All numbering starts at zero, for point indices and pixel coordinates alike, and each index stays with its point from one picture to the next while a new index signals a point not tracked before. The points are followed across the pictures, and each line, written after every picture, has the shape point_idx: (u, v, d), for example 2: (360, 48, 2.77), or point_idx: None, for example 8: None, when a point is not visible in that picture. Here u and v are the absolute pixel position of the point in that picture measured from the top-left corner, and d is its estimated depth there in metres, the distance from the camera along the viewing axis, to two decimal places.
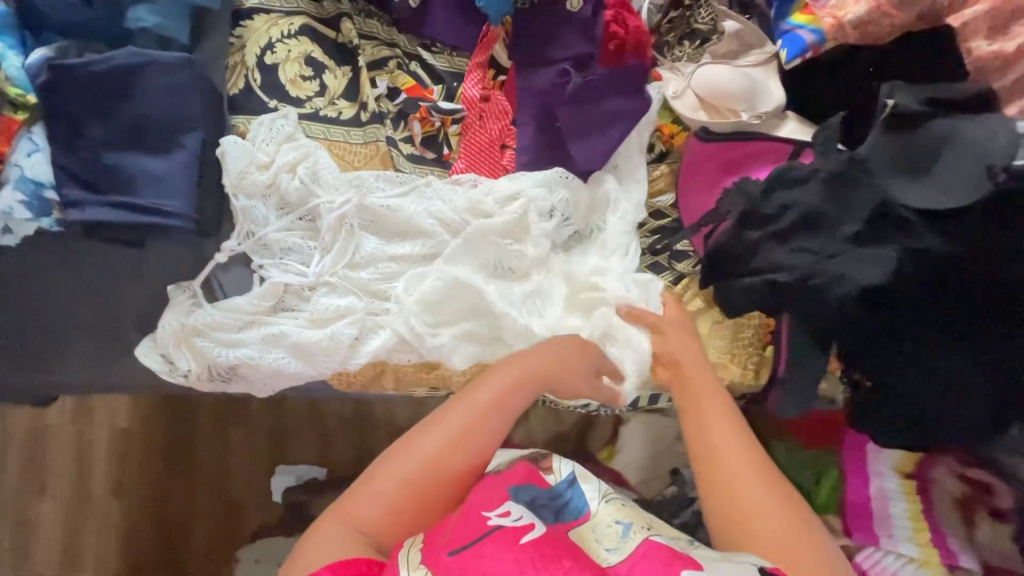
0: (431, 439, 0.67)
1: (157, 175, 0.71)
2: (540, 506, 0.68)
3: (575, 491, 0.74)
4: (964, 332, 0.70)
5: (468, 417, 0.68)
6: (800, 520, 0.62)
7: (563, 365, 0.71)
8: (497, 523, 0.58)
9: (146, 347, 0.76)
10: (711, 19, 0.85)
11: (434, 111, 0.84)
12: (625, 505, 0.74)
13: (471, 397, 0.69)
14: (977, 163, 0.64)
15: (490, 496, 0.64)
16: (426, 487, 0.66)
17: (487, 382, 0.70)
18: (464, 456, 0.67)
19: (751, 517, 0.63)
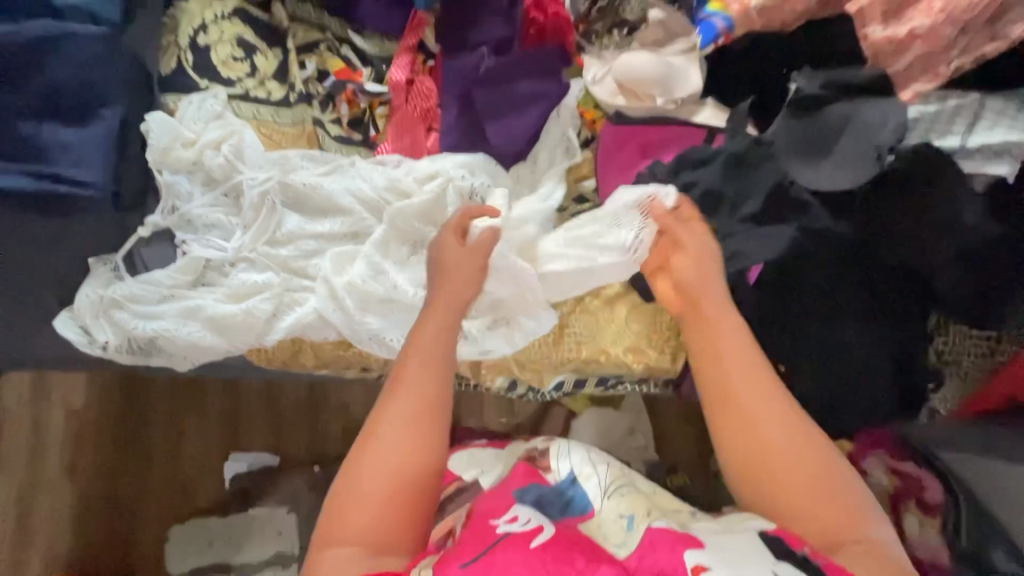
0: (392, 426, 0.62)
1: (69, 145, 0.72)
2: (546, 503, 0.68)
3: (577, 490, 0.72)
4: (869, 314, 0.69)
5: (418, 383, 0.64)
6: (825, 458, 0.58)
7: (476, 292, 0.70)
8: (505, 530, 0.57)
9: (64, 319, 0.77)
10: (640, 9, 0.83)
11: (360, 94, 0.86)
12: (626, 493, 0.71)
13: (419, 370, 0.65)
14: (869, 147, 0.65)
15: (497, 506, 0.63)
16: (407, 482, 0.60)
17: (431, 340, 0.66)
18: (428, 436, 0.62)
19: (783, 465, 0.58)
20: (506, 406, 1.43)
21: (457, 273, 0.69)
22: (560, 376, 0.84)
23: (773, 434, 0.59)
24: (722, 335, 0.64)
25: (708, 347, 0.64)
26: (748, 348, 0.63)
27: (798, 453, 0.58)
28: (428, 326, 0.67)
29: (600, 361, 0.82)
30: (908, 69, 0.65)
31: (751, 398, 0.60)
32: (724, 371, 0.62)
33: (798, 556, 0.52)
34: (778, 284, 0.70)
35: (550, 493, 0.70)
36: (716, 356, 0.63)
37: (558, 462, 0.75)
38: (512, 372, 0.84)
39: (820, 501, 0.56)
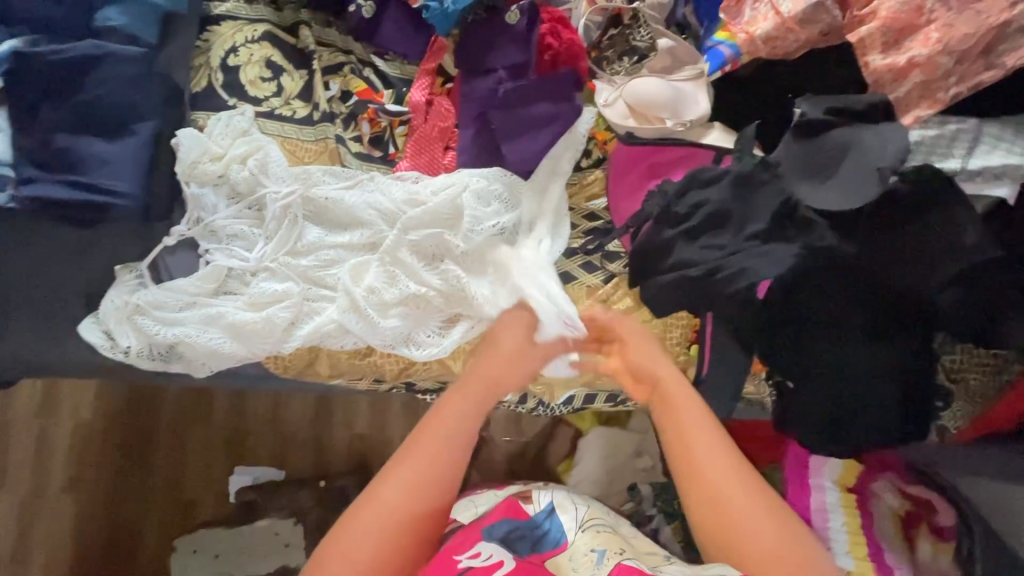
0: (395, 489, 0.64)
1: (106, 157, 0.76)
2: (515, 538, 0.71)
3: (553, 522, 0.76)
4: (872, 336, 0.71)
5: (419, 454, 0.67)
6: (799, 546, 0.62)
7: (513, 369, 0.75)
8: (466, 564, 0.61)
9: (89, 324, 0.79)
10: (649, 37, 0.90)
11: (381, 113, 0.90)
12: (600, 530, 0.74)
13: (444, 443, 0.67)
14: (870, 168, 0.67)
15: (462, 541, 0.66)
16: (403, 542, 0.63)
17: (452, 412, 0.70)
18: (432, 497, 0.65)
19: (746, 529, 0.62)
20: (512, 424, 1.41)
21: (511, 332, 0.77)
22: (570, 391, 0.87)
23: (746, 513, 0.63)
24: (687, 411, 0.69)
25: (679, 430, 0.69)
26: (712, 423, 0.68)
27: (758, 519, 0.62)
28: (448, 404, 0.70)
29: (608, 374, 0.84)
30: (906, 95, 0.68)
31: (720, 468, 0.65)
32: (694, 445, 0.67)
33: None
34: (785, 304, 0.72)
35: (524, 529, 0.73)
36: (681, 431, 0.68)
37: (537, 496, 0.81)
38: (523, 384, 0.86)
39: (782, 566, 0.61)
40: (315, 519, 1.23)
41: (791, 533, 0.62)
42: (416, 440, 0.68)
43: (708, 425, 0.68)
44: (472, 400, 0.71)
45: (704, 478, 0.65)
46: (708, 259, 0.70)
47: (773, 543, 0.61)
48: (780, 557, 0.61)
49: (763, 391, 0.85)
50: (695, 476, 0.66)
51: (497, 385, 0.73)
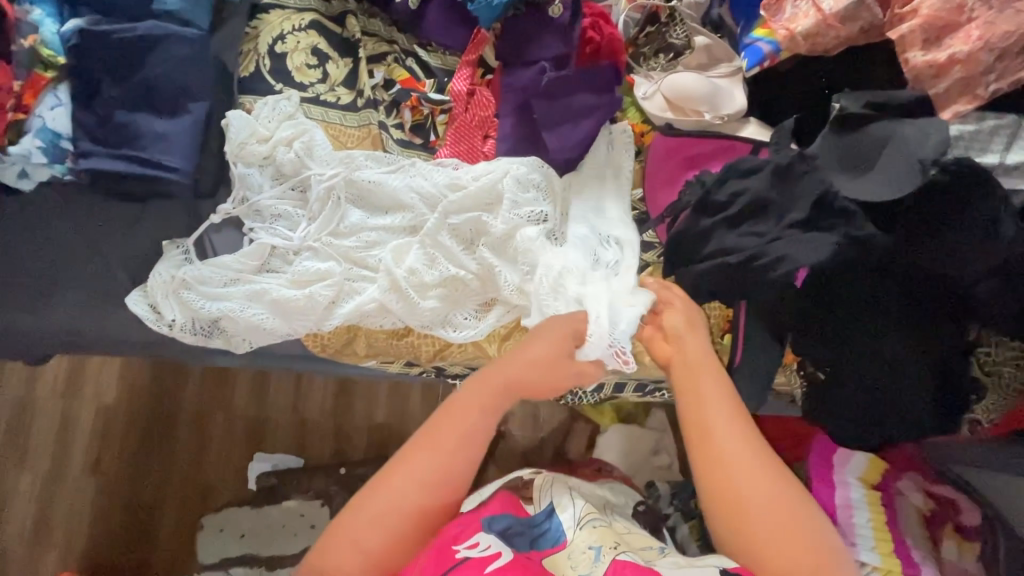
0: (406, 487, 0.69)
1: (161, 134, 0.79)
2: (516, 533, 0.70)
3: (553, 521, 0.74)
4: (904, 326, 0.72)
5: (445, 437, 0.72)
6: (794, 510, 0.65)
7: (548, 378, 0.75)
8: (464, 556, 0.64)
9: (136, 296, 0.81)
10: (684, 36, 0.90)
11: (424, 101, 0.92)
12: (597, 526, 0.73)
13: (453, 443, 0.72)
14: (909, 159, 0.68)
15: (462, 529, 0.68)
16: (420, 513, 0.69)
17: (469, 412, 0.73)
18: (442, 494, 0.71)
19: (762, 514, 0.64)
20: (530, 419, 1.40)
21: (545, 342, 0.73)
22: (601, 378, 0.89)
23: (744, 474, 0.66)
24: (707, 398, 0.71)
25: (693, 392, 0.72)
26: (730, 409, 0.70)
27: (770, 506, 0.64)
28: (474, 396, 0.74)
29: (641, 362, 0.85)
30: (946, 91, 0.70)
31: (738, 454, 0.67)
32: (708, 432, 0.69)
33: None
34: (818, 294, 0.73)
35: (524, 525, 0.72)
36: (703, 414, 0.70)
37: (540, 494, 0.79)
38: None
39: (772, 525, 0.64)
40: (340, 503, 1.22)
41: (807, 514, 0.65)
42: (444, 421, 0.73)
43: (726, 412, 0.70)
44: (487, 401, 0.74)
45: (724, 463, 0.67)
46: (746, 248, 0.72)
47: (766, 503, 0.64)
48: (790, 539, 0.63)
49: (794, 382, 0.86)
50: (712, 461, 0.68)
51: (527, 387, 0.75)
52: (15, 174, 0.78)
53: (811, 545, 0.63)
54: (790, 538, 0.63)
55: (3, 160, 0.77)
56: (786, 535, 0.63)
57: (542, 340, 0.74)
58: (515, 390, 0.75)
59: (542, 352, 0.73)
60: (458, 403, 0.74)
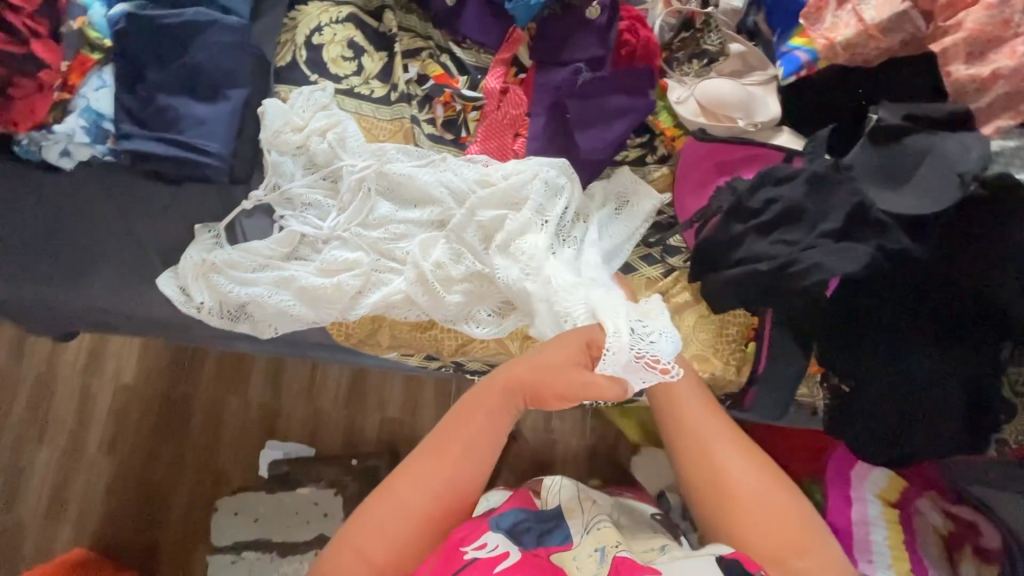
0: (413, 493, 0.70)
1: (201, 119, 0.80)
2: (523, 530, 0.71)
3: (560, 523, 0.74)
4: (935, 340, 0.71)
5: (447, 437, 0.73)
6: (779, 500, 0.68)
7: (564, 382, 0.71)
8: (472, 556, 0.64)
9: (167, 278, 0.82)
10: (719, 42, 0.90)
11: (457, 97, 0.92)
12: (603, 526, 0.72)
13: (461, 449, 0.73)
14: (950, 173, 0.68)
15: (469, 530, 0.69)
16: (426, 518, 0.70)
17: (476, 413, 0.74)
18: (447, 499, 0.71)
19: (753, 506, 0.68)
20: (542, 421, 1.39)
21: (559, 347, 0.72)
22: None
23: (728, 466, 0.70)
24: (687, 394, 0.75)
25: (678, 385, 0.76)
26: (708, 406, 0.75)
27: (758, 497, 0.68)
28: (480, 399, 0.75)
29: None
30: (989, 106, 0.70)
31: (722, 449, 0.72)
32: (690, 429, 0.73)
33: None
34: (848, 308, 0.73)
35: (532, 519, 0.73)
36: (686, 412, 0.74)
37: (548, 495, 0.80)
38: None
39: (760, 515, 0.67)
40: (352, 493, 1.22)
41: (796, 506, 0.69)
42: (449, 422, 0.74)
43: (707, 408, 0.74)
44: (494, 402, 0.74)
45: (711, 457, 0.71)
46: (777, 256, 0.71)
47: (751, 492, 0.69)
48: (780, 529, 0.67)
49: (817, 394, 0.85)
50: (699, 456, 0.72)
51: (538, 392, 0.73)
52: (58, 153, 0.81)
53: (802, 532, 0.67)
54: (781, 529, 0.67)
55: (48, 138, 0.79)
56: (772, 522, 0.67)
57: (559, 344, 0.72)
58: (526, 389, 0.74)
59: (555, 357, 0.71)
60: (464, 405, 0.75)
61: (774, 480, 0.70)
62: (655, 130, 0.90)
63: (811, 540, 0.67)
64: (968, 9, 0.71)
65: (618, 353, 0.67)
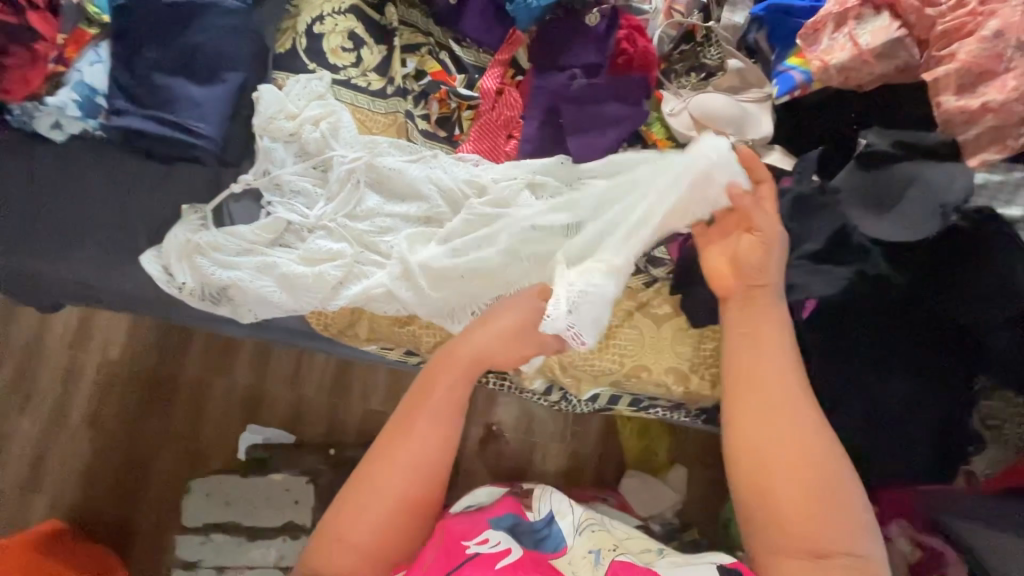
0: (392, 480, 0.72)
1: (194, 101, 0.80)
2: (521, 532, 0.75)
3: (553, 528, 0.76)
4: (908, 369, 0.71)
5: (417, 412, 0.76)
6: (821, 464, 0.64)
7: (512, 353, 0.78)
8: (474, 551, 0.70)
9: (150, 256, 0.82)
10: (719, 57, 0.91)
11: (452, 95, 0.92)
12: (596, 530, 0.77)
13: (425, 427, 0.75)
14: (932, 204, 0.67)
15: (471, 525, 0.74)
16: (408, 506, 0.72)
17: (436, 387, 0.76)
18: (426, 485, 0.73)
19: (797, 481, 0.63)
20: (524, 422, 1.39)
21: (513, 313, 0.77)
22: (597, 389, 0.87)
23: (773, 423, 0.66)
24: (755, 349, 0.69)
25: (745, 328, 0.70)
26: (793, 384, 0.67)
27: (805, 471, 0.63)
28: (442, 375, 0.77)
29: (640, 379, 0.84)
30: (976, 138, 0.70)
31: (791, 426, 0.65)
32: (762, 397, 0.67)
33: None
34: (826, 325, 0.72)
35: (525, 529, 0.75)
36: (745, 362, 0.69)
37: (537, 504, 0.79)
38: (553, 374, 0.86)
39: (795, 474, 0.63)
40: (324, 483, 1.21)
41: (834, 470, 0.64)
42: (422, 399, 0.76)
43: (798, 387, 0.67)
44: (457, 376, 0.77)
45: (772, 428, 0.65)
46: (770, 265, 0.71)
47: (784, 447, 0.64)
48: (818, 512, 0.62)
49: None
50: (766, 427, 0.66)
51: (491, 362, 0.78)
52: (50, 125, 0.81)
53: (827, 501, 0.62)
54: (818, 513, 0.62)
55: (41, 109, 0.79)
56: (804, 483, 0.63)
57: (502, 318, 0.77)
58: (482, 366, 0.78)
59: (513, 321, 0.77)
60: (432, 381, 0.77)
61: (835, 469, 0.64)
62: (647, 140, 0.89)
63: (838, 511, 0.62)
64: (963, 40, 0.70)
65: (560, 316, 0.72)
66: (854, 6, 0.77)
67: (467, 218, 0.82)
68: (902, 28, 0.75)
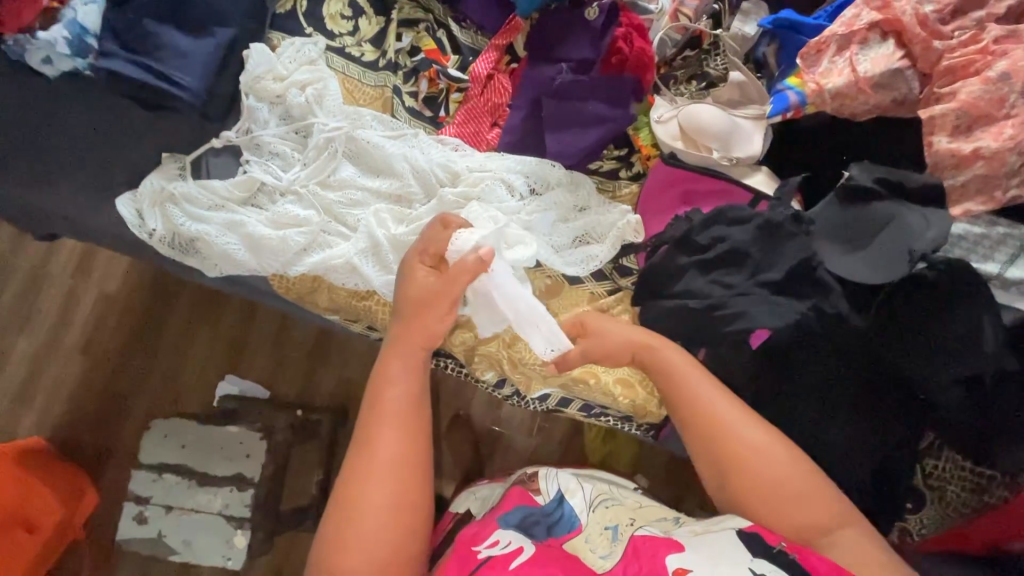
0: (379, 492, 0.64)
1: (181, 51, 0.81)
2: (532, 523, 0.70)
3: (565, 508, 0.72)
4: (858, 417, 0.68)
5: (379, 412, 0.69)
6: (800, 471, 0.62)
7: (438, 315, 0.72)
8: (486, 555, 0.64)
9: (125, 199, 0.84)
10: (723, 68, 0.88)
11: (442, 75, 0.91)
12: (611, 505, 0.73)
13: (390, 426, 0.67)
14: (901, 248, 0.66)
15: (479, 529, 0.69)
16: (408, 509, 0.65)
17: (395, 377, 0.71)
18: (420, 479, 0.67)
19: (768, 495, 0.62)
20: (494, 410, 1.39)
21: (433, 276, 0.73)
22: (547, 389, 0.85)
23: (738, 452, 0.63)
24: (687, 374, 0.68)
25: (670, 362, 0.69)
26: (719, 392, 0.67)
27: (791, 485, 0.61)
28: (397, 361, 0.72)
29: (591, 386, 0.82)
30: (964, 185, 0.67)
31: (736, 434, 0.64)
32: (706, 420, 0.65)
33: (774, 548, 0.57)
34: (777, 360, 0.69)
35: (538, 514, 0.71)
36: (687, 392, 0.67)
37: (545, 484, 0.75)
38: (502, 370, 0.85)
39: (784, 494, 0.61)
40: (279, 441, 1.23)
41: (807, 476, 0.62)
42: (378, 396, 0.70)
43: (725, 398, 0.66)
44: (409, 354, 0.72)
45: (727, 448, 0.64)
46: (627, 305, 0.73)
47: (763, 471, 0.62)
48: (802, 509, 0.60)
49: None
50: (716, 447, 0.64)
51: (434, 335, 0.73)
52: (40, 59, 0.82)
53: (821, 504, 0.61)
54: (801, 520, 0.60)
55: (32, 43, 0.81)
56: (793, 497, 0.61)
57: (433, 274, 0.73)
58: (420, 343, 0.73)
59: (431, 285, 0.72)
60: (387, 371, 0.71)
61: (798, 466, 0.63)
62: (633, 145, 0.87)
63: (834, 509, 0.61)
64: (967, 80, 0.68)
65: (470, 235, 0.74)
66: (860, 29, 0.73)
67: (435, 202, 0.81)
68: (904, 59, 0.72)
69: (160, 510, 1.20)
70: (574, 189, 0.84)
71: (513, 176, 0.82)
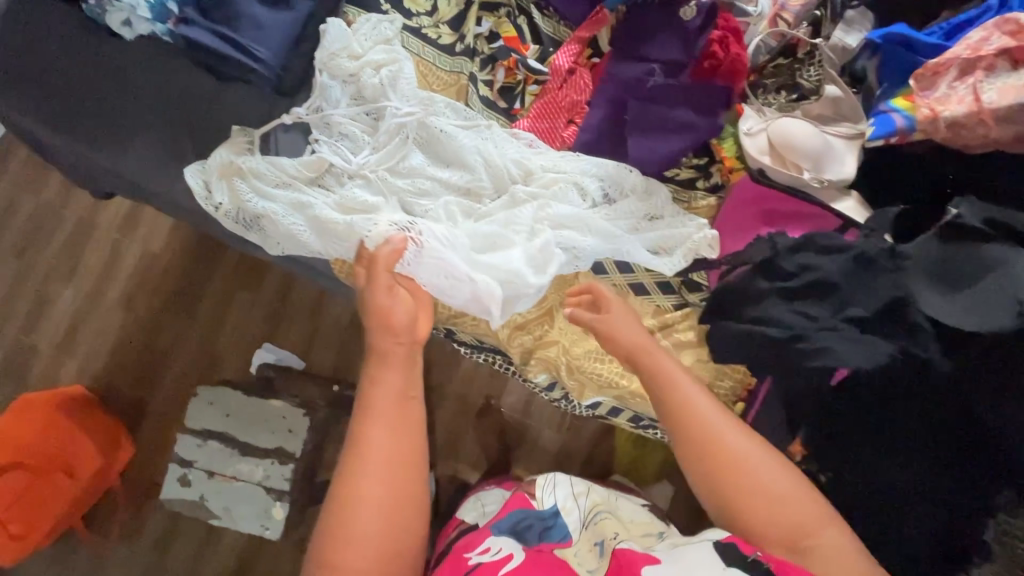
0: (372, 481, 0.66)
1: (259, 23, 0.81)
2: (524, 528, 0.71)
3: (558, 519, 0.73)
4: (930, 461, 0.67)
5: (368, 403, 0.70)
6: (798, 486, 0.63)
7: (404, 312, 0.73)
8: (476, 562, 0.65)
9: (193, 169, 0.82)
10: (817, 80, 0.81)
11: (521, 66, 0.88)
12: (602, 520, 0.74)
13: (382, 422, 0.69)
14: (1010, 300, 0.61)
15: (474, 535, 0.70)
16: (400, 494, 0.67)
17: (384, 365, 0.72)
18: (410, 466, 0.69)
19: (772, 524, 0.62)
20: (523, 406, 1.37)
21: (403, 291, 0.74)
22: (600, 398, 0.83)
23: (741, 467, 0.64)
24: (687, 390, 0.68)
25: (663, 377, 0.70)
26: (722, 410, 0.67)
27: (788, 500, 0.63)
28: (389, 355, 0.72)
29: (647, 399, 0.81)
30: None
31: (740, 450, 0.65)
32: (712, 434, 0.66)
33: (749, 559, 0.57)
34: (851, 397, 0.68)
35: (533, 517, 0.72)
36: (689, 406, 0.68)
37: (542, 494, 0.75)
38: (558, 373, 0.83)
39: (783, 507, 0.62)
40: (320, 417, 1.25)
41: (804, 491, 0.64)
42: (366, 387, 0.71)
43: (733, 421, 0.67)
44: (394, 347, 0.72)
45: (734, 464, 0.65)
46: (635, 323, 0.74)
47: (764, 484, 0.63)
48: (799, 523, 0.62)
49: None
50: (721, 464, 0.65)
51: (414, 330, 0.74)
52: (120, 21, 0.83)
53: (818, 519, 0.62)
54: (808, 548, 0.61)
55: (114, 5, 0.82)
56: (792, 511, 0.62)
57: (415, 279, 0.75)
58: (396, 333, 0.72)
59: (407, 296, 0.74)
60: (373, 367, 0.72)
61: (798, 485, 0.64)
62: (714, 155, 0.82)
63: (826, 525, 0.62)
64: None
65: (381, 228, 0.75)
66: (988, 54, 0.70)
67: (507, 198, 0.79)
68: None
69: (202, 474, 1.23)
70: (651, 200, 0.80)
71: (585, 180, 0.80)
